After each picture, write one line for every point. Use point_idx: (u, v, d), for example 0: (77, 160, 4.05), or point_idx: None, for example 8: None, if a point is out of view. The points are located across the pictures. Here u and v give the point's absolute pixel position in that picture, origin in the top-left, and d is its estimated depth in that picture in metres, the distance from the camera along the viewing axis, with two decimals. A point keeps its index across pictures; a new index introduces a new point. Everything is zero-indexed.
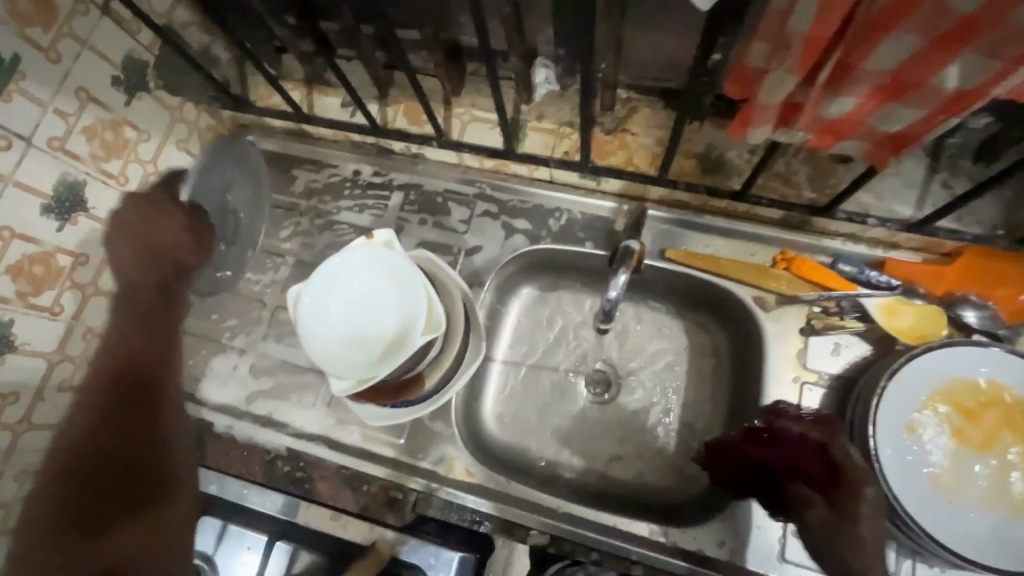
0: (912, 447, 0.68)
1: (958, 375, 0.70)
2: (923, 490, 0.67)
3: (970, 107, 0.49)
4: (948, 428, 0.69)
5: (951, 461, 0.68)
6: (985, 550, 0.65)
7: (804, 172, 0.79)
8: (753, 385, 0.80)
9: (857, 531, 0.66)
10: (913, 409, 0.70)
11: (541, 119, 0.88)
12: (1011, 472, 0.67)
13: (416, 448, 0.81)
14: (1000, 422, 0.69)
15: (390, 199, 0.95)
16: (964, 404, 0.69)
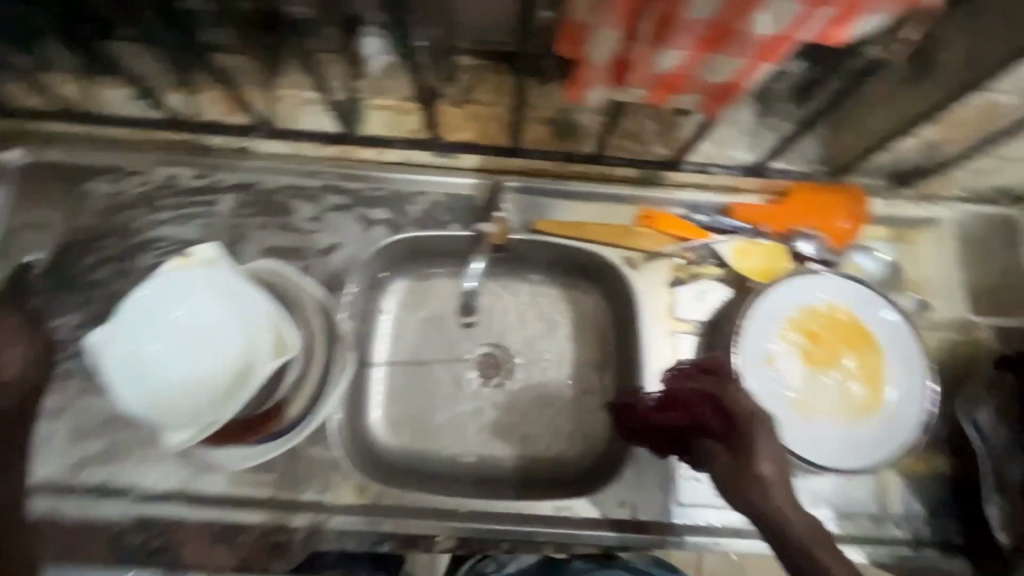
0: (772, 376, 0.74)
1: (802, 303, 0.77)
2: (785, 412, 0.73)
3: (780, 53, 0.50)
4: (798, 352, 0.75)
5: (805, 382, 0.74)
6: (839, 455, 0.72)
7: (651, 128, 0.80)
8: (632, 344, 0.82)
9: (757, 467, 0.59)
10: (769, 340, 0.75)
11: (382, 96, 0.80)
12: (853, 382, 0.75)
13: (295, 481, 0.73)
14: (839, 339, 0.76)
15: (219, 203, 0.81)
16: (810, 328, 0.76)
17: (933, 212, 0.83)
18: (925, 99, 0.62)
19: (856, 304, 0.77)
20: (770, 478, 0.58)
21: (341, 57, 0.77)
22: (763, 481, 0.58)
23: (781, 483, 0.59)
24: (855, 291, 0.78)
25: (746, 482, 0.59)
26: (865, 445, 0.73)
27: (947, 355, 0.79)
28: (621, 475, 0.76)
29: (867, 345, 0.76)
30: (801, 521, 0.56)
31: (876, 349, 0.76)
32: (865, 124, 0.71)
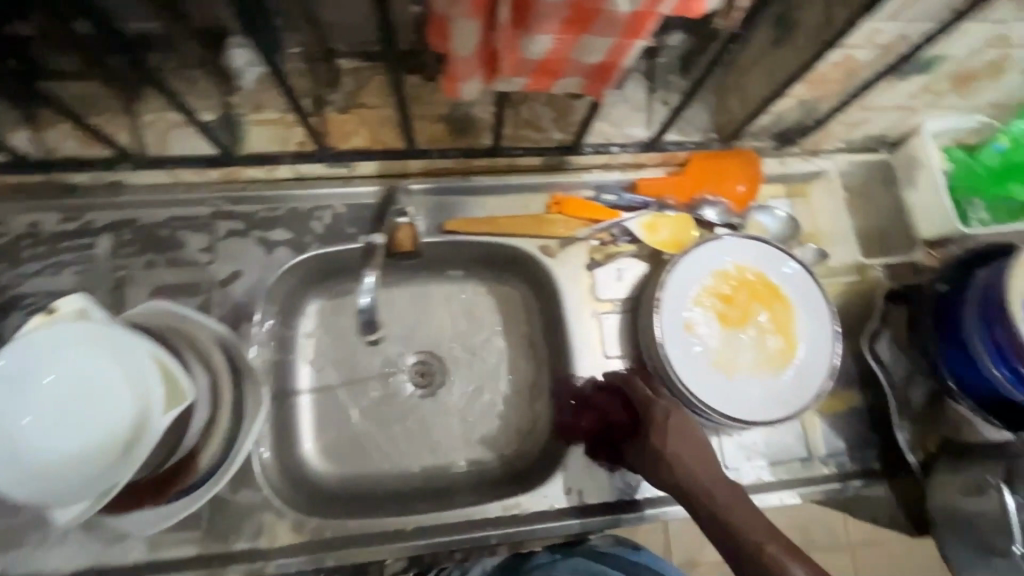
0: (692, 343, 0.76)
1: (711, 268, 0.79)
2: (708, 376, 0.76)
3: (647, 29, 0.49)
4: (714, 316, 0.78)
5: (723, 344, 0.77)
6: (763, 408, 0.75)
7: (547, 114, 0.79)
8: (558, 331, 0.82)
9: (664, 452, 0.67)
10: (685, 309, 0.77)
11: (261, 109, 0.74)
12: (767, 337, 0.78)
13: (225, 531, 0.68)
14: (751, 298, 0.79)
15: (95, 246, 0.74)
16: (722, 291, 0.79)
17: (821, 164, 0.87)
18: (792, 60, 0.64)
19: (761, 262, 0.80)
20: (672, 456, 0.67)
21: (205, 73, 0.71)
22: (669, 459, 0.66)
23: (686, 457, 0.66)
24: (758, 249, 0.80)
25: (655, 463, 0.68)
26: (784, 396, 0.76)
27: (849, 296, 0.85)
28: (565, 463, 0.76)
29: (777, 300, 0.79)
30: (705, 486, 0.64)
31: (785, 303, 0.79)
32: (746, 88, 0.73)
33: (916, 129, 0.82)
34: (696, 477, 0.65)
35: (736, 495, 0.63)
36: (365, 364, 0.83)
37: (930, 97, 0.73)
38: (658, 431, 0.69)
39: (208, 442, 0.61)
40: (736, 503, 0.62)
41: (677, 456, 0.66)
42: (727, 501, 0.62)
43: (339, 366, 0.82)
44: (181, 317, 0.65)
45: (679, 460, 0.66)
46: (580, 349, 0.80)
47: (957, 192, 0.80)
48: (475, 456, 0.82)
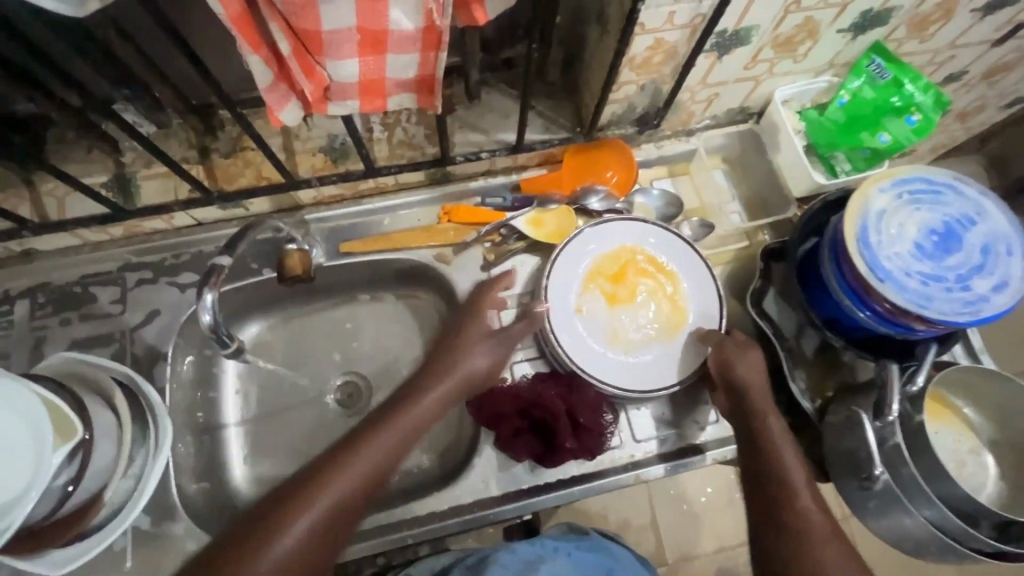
0: (584, 322, 0.80)
1: (592, 251, 0.83)
2: (603, 354, 0.79)
3: (443, 41, 0.54)
4: (604, 295, 0.82)
5: (615, 320, 0.81)
6: (658, 377, 0.79)
7: (421, 133, 0.84)
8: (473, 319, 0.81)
9: (749, 359, 0.72)
10: (572, 292, 0.81)
11: (150, 165, 0.79)
12: (658, 308, 0.82)
13: (150, 564, 0.70)
14: (639, 273, 0.83)
15: (13, 312, 0.79)
16: (608, 271, 0.83)
17: (693, 143, 0.92)
18: (611, 50, 0.70)
19: (640, 239, 0.84)
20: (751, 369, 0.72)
21: (91, 141, 0.77)
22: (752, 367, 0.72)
23: (761, 380, 0.71)
24: (636, 227, 0.84)
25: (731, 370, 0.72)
26: (677, 361, 0.79)
27: (740, 261, 0.90)
28: (479, 459, 0.78)
29: (663, 271, 0.83)
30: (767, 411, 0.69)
31: (673, 273, 0.83)
32: (591, 82, 0.79)
33: (770, 98, 0.87)
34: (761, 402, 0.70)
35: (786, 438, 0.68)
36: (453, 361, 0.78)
37: (764, 66, 0.78)
38: (750, 359, 0.72)
39: (114, 476, 0.65)
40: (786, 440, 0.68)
41: (757, 399, 0.70)
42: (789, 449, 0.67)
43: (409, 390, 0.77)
44: (88, 364, 0.69)
45: (754, 390, 0.70)
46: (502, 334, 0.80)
47: (819, 147, 0.86)
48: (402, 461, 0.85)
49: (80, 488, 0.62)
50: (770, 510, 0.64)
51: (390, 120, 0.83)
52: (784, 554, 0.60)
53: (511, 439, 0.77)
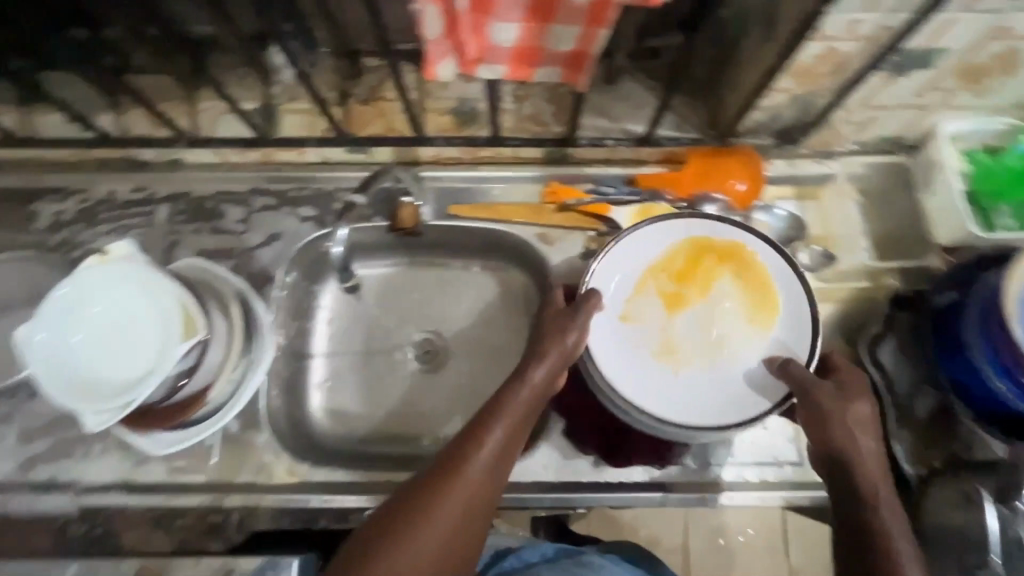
0: (636, 334, 0.73)
1: (645, 251, 0.76)
2: (650, 371, 0.71)
3: (610, 16, 0.53)
4: (660, 304, 0.74)
5: (671, 333, 0.73)
6: (713, 406, 0.70)
7: (549, 110, 0.83)
8: (542, 309, 0.72)
9: (850, 406, 0.62)
10: (620, 294, 0.74)
11: (294, 100, 0.84)
12: (728, 319, 0.74)
13: (231, 464, 0.76)
14: (706, 284, 0.75)
15: (155, 213, 0.87)
16: (664, 278, 0.75)
17: (831, 167, 0.86)
18: (772, 52, 0.66)
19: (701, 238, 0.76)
20: (852, 417, 0.62)
21: (250, 69, 0.82)
22: (851, 413, 0.62)
23: (860, 430, 0.61)
24: (701, 229, 0.76)
25: (826, 411, 0.62)
26: (767, 384, 0.70)
27: (858, 301, 0.82)
28: (545, 441, 0.78)
29: (733, 279, 0.75)
30: (866, 470, 0.60)
31: (746, 281, 0.74)
32: (737, 86, 0.75)
33: (932, 132, 0.79)
34: (862, 456, 0.61)
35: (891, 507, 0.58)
36: (557, 351, 0.66)
37: (938, 96, 0.71)
38: (851, 406, 0.62)
39: (217, 380, 0.70)
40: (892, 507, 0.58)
41: (858, 450, 0.61)
42: (894, 519, 0.57)
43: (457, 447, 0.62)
44: (209, 273, 0.75)
45: (854, 444, 0.61)
46: (573, 317, 0.68)
47: (979, 197, 0.76)
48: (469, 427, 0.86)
49: (191, 383, 0.68)
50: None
51: (521, 92, 0.83)
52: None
53: (581, 430, 0.78)
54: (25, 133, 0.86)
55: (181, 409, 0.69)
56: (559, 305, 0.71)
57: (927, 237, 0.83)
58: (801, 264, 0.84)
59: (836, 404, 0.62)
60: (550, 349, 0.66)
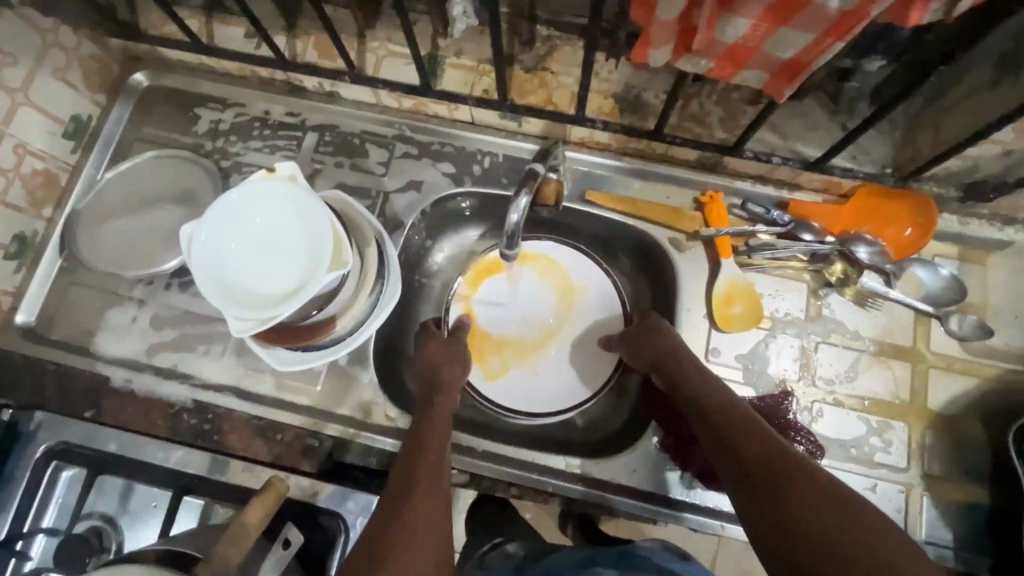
0: (485, 349, 0.85)
1: (485, 277, 0.87)
2: (510, 375, 0.84)
3: (854, 29, 0.49)
4: (503, 318, 0.86)
5: (516, 340, 0.86)
6: (565, 384, 0.84)
7: (716, 113, 0.79)
8: (423, 339, 0.79)
9: (657, 328, 0.74)
10: (470, 318, 0.86)
11: (460, 55, 0.83)
12: (556, 310, 0.87)
13: (333, 395, 0.79)
14: (534, 289, 0.87)
15: (303, 139, 0.89)
16: (497, 295, 0.87)
17: (1007, 234, 0.78)
18: (1007, 101, 0.60)
19: (530, 254, 0.88)
20: (663, 337, 0.73)
21: (428, 16, 0.81)
22: (661, 335, 0.73)
23: (673, 343, 0.73)
24: (524, 249, 0.87)
25: (647, 341, 0.74)
26: (597, 355, 0.85)
27: (1003, 384, 0.76)
28: (638, 446, 0.77)
29: (549, 279, 0.88)
30: (691, 372, 0.70)
31: (556, 278, 0.88)
32: (941, 126, 0.70)
33: None
34: (682, 361, 0.71)
35: (719, 392, 0.68)
36: (453, 379, 0.75)
37: None
38: (659, 329, 0.74)
39: (346, 312, 0.72)
40: (720, 393, 0.68)
41: (676, 358, 0.71)
42: (731, 403, 0.66)
43: (399, 482, 0.65)
44: (351, 209, 0.76)
45: (676, 359, 0.71)
46: (451, 346, 0.78)
47: None
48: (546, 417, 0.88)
49: (326, 310, 0.70)
50: (771, 505, 0.57)
51: (691, 89, 0.79)
52: (826, 536, 0.54)
53: (684, 450, 0.76)
54: (206, 40, 0.87)
55: (311, 333, 0.71)
56: (436, 332, 0.80)
57: None
58: (949, 330, 0.78)
59: (650, 331, 0.74)
60: (445, 376, 0.75)
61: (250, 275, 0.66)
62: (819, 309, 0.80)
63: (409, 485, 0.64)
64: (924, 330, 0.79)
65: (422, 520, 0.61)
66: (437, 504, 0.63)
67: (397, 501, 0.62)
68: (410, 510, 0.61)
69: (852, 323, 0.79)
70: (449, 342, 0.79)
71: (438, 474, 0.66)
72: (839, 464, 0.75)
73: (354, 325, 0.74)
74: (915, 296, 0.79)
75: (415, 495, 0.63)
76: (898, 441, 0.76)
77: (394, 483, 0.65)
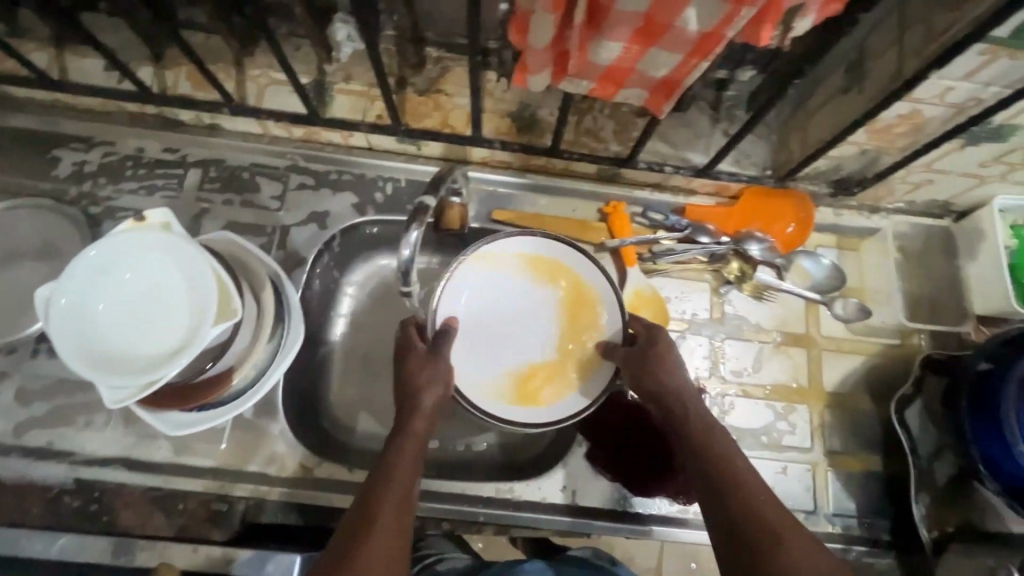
0: (476, 351, 0.75)
1: (486, 273, 0.76)
2: (503, 383, 0.75)
3: (715, 50, 0.51)
4: (493, 321, 0.76)
5: (508, 348, 0.76)
6: (560, 393, 0.74)
7: (609, 127, 0.81)
8: (404, 354, 0.67)
9: (657, 347, 0.67)
10: (463, 319, 0.75)
11: (349, 81, 0.80)
12: (556, 315, 0.77)
13: (241, 451, 0.73)
14: (523, 290, 0.77)
15: (184, 177, 0.82)
16: (487, 298, 0.76)
17: (875, 221, 0.86)
18: (854, 108, 0.67)
19: (533, 258, 0.76)
20: (667, 362, 0.66)
21: (310, 42, 0.79)
22: (665, 360, 0.66)
23: (678, 370, 0.66)
24: (523, 252, 0.76)
25: (648, 365, 0.66)
26: (594, 368, 0.74)
27: (886, 359, 0.84)
28: (565, 463, 0.78)
29: (548, 279, 0.77)
30: (692, 406, 0.64)
31: (553, 277, 0.77)
32: (807, 130, 0.76)
33: (983, 202, 0.80)
34: (685, 392, 0.64)
35: (721, 431, 0.62)
36: (435, 404, 0.64)
37: (1001, 168, 0.71)
38: (662, 351, 0.67)
39: (244, 363, 0.67)
40: (721, 431, 0.62)
41: (680, 387, 0.65)
42: (730, 444, 0.61)
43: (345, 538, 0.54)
44: (243, 250, 0.70)
45: (676, 387, 0.65)
46: (435, 367, 0.65)
47: (1020, 272, 0.77)
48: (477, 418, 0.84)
49: (219, 363, 0.64)
50: (757, 566, 0.52)
51: (583, 105, 0.81)
52: None
53: (615, 462, 0.78)
54: (58, 76, 0.78)
55: (205, 391, 0.65)
56: (419, 347, 0.67)
57: (958, 302, 0.84)
58: (836, 314, 0.84)
59: (653, 354, 0.67)
60: (424, 402, 0.63)
61: (120, 337, 0.59)
62: (722, 308, 0.84)
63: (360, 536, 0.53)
64: (814, 316, 0.85)
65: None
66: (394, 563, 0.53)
67: (340, 554, 0.52)
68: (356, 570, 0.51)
69: (752, 316, 0.84)
70: (433, 361, 0.66)
71: (403, 514, 0.56)
72: (752, 452, 0.79)
73: (255, 376, 0.69)
74: (804, 285, 0.85)
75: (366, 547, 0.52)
76: (802, 424, 0.81)
77: (339, 539, 0.54)
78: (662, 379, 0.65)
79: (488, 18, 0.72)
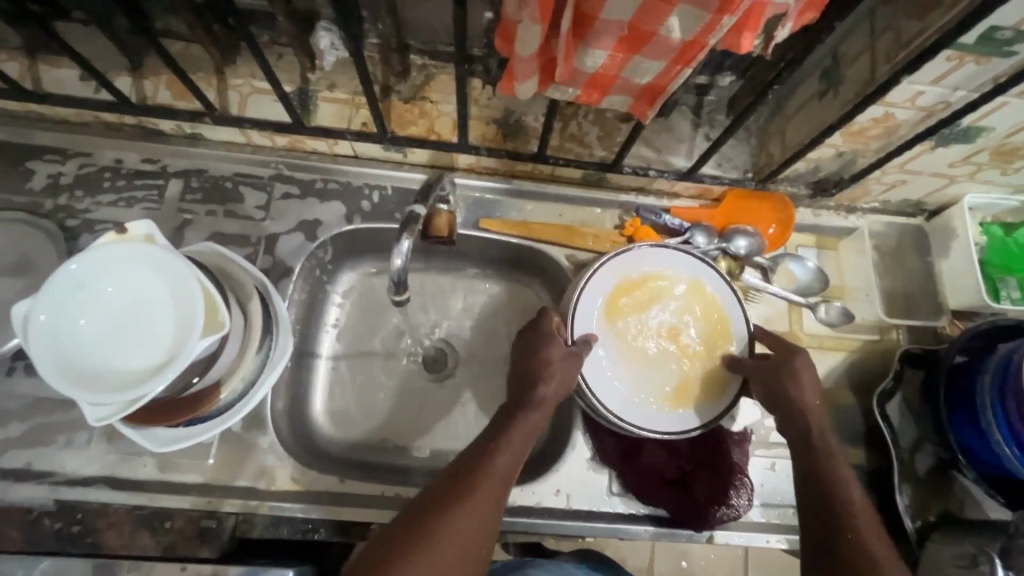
0: (612, 345, 0.69)
1: (637, 278, 0.71)
2: (632, 383, 0.68)
3: (698, 57, 0.53)
4: (628, 320, 0.70)
5: (643, 348, 0.70)
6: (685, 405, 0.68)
7: (594, 132, 0.83)
8: (541, 343, 0.66)
9: (793, 367, 0.65)
10: (600, 313, 0.70)
11: (334, 89, 0.80)
12: (693, 325, 0.71)
13: (229, 466, 0.72)
14: (660, 293, 0.71)
15: (165, 188, 0.81)
16: (629, 296, 0.71)
17: (852, 221, 0.89)
18: (830, 111, 0.69)
19: (682, 276, 0.72)
20: (801, 380, 0.64)
21: (294, 51, 0.78)
22: (797, 377, 0.65)
23: (810, 391, 0.64)
24: (671, 267, 0.72)
25: (780, 381, 0.65)
26: (721, 388, 0.69)
27: (867, 354, 0.86)
28: (558, 467, 0.78)
29: (685, 287, 0.72)
30: (815, 429, 0.63)
31: (689, 285, 0.72)
32: (785, 134, 0.78)
33: (954, 200, 0.83)
34: (811, 413, 0.64)
35: (840, 459, 0.61)
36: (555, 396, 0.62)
37: (970, 168, 0.74)
38: (796, 369, 0.65)
39: (231, 376, 0.66)
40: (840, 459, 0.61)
41: (807, 407, 0.64)
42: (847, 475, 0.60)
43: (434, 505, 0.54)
44: (226, 260, 0.69)
45: (804, 406, 0.64)
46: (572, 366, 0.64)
47: (991, 268, 0.81)
48: (472, 405, 0.84)
49: (204, 377, 0.63)
50: None
51: (567, 111, 0.82)
52: None
53: (622, 469, 0.77)
54: (32, 86, 0.77)
55: (191, 405, 0.63)
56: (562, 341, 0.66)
57: (934, 298, 0.87)
58: (819, 317, 0.85)
59: (790, 370, 0.65)
60: (546, 391, 0.62)
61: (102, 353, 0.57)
62: None
63: (458, 498, 0.54)
64: (797, 316, 0.87)
65: (456, 542, 0.52)
66: (473, 542, 0.53)
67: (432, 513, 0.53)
68: (445, 534, 0.52)
69: None
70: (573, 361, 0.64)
71: (500, 491, 0.56)
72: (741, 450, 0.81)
73: (243, 389, 0.68)
74: (790, 288, 0.87)
75: (465, 510, 0.53)
76: None
77: (430, 504, 0.54)
78: (789, 398, 0.64)
79: (473, 25, 0.73)
